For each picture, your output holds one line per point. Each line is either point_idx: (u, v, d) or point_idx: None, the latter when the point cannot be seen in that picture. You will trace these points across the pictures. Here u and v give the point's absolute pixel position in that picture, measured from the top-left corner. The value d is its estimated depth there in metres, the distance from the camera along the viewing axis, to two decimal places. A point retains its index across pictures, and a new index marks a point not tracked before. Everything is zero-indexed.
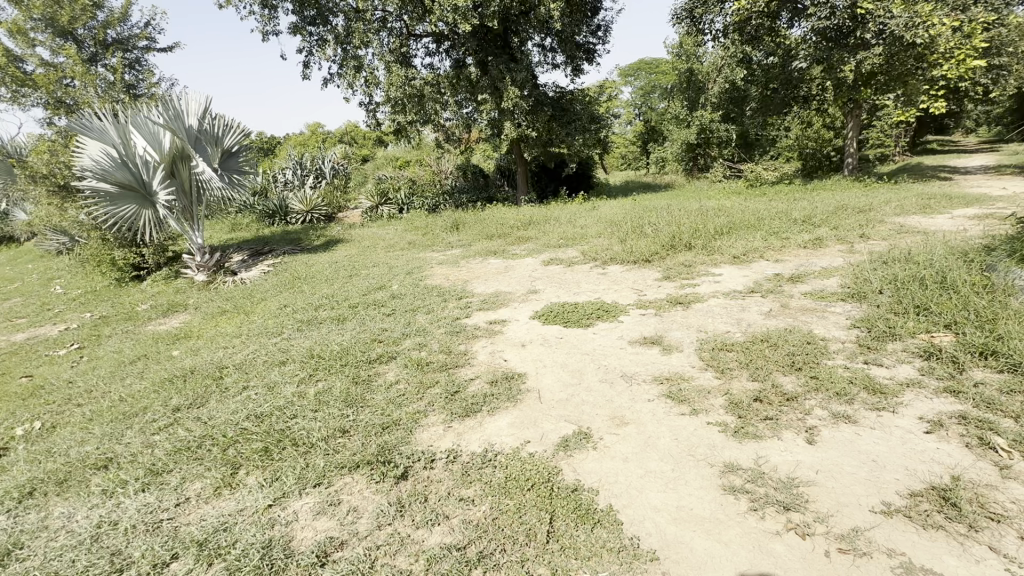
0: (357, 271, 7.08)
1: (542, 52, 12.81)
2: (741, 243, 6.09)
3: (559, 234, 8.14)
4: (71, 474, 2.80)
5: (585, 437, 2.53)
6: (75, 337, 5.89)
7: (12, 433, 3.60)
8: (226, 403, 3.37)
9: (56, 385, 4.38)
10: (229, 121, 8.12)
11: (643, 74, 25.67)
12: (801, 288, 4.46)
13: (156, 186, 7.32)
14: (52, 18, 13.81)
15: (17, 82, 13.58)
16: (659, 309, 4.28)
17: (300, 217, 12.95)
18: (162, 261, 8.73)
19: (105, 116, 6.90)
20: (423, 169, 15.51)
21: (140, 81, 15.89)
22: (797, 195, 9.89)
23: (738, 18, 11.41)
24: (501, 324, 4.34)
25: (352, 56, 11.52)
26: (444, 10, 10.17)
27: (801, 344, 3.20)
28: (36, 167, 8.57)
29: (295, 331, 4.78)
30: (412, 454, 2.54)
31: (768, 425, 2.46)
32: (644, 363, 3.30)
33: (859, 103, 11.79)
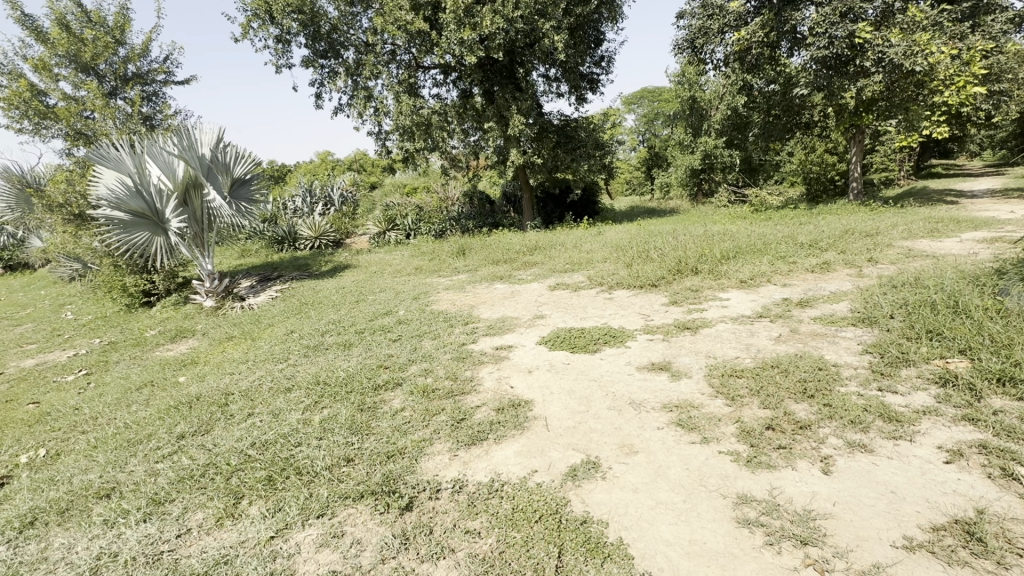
0: (364, 297, 7.12)
1: (547, 81, 13.13)
2: (748, 267, 6.08)
3: (564, 259, 8.16)
4: (73, 504, 2.77)
5: (593, 466, 2.48)
6: (83, 363, 5.93)
7: (16, 461, 3.59)
8: (231, 430, 3.35)
9: (62, 412, 4.38)
10: (241, 151, 8.31)
11: (646, 101, 26.12)
12: (810, 312, 4.42)
13: (168, 214, 7.49)
14: (75, 54, 14.40)
15: (38, 115, 14.02)
16: (667, 334, 4.24)
17: (308, 243, 13.13)
18: (172, 287, 8.84)
19: (122, 147, 7.13)
20: (430, 196, 15.72)
21: (157, 113, 16.37)
22: (803, 219, 9.91)
23: (738, 48, 11.63)
24: (507, 350, 4.32)
25: (362, 87, 11.85)
26: (451, 43, 10.52)
27: (813, 370, 3.15)
28: (53, 196, 8.77)
29: (302, 357, 4.77)
30: (417, 483, 2.49)
31: (782, 454, 2.40)
32: (653, 390, 3.25)
33: (861, 129, 11.91)
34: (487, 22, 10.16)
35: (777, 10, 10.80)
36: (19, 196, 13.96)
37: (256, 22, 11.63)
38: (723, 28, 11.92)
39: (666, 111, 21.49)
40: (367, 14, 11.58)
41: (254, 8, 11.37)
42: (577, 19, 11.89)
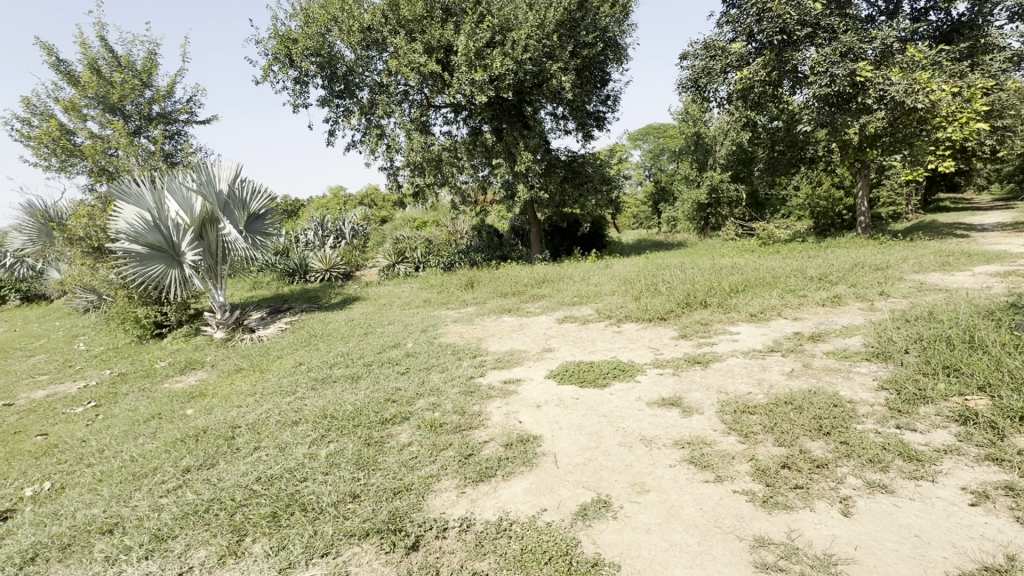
0: (372, 329, 7.14)
1: (554, 119, 13.49)
2: (758, 300, 6.06)
3: (573, 292, 8.19)
4: (75, 539, 2.74)
5: (604, 505, 2.42)
6: (92, 395, 5.95)
7: (21, 494, 3.57)
8: (236, 464, 3.33)
9: (69, 444, 4.38)
10: (257, 187, 8.54)
11: (652, 137, 26.61)
12: (823, 347, 4.36)
13: (184, 247, 7.65)
14: (104, 96, 15.16)
15: (66, 152, 14.61)
16: (677, 369, 4.19)
17: (319, 275, 13.30)
18: (183, 318, 8.95)
19: (143, 183, 7.40)
20: (440, 230, 15.95)
21: (179, 151, 16.97)
22: (812, 253, 9.90)
23: (741, 86, 11.90)
24: (516, 384, 4.28)
25: (376, 125, 12.25)
26: (462, 83, 10.89)
27: (828, 407, 3.08)
28: (74, 230, 9.00)
29: (309, 390, 4.76)
30: (424, 521, 2.44)
31: (799, 494, 2.33)
32: (664, 426, 3.19)
33: (866, 164, 12.07)
34: (497, 64, 10.56)
35: (778, 50, 11.12)
36: (42, 230, 14.45)
37: (276, 65, 12.19)
38: (726, 68, 12.24)
39: (671, 146, 21.85)
40: (381, 57, 12.08)
41: (275, 52, 11.94)
42: (584, 61, 12.32)
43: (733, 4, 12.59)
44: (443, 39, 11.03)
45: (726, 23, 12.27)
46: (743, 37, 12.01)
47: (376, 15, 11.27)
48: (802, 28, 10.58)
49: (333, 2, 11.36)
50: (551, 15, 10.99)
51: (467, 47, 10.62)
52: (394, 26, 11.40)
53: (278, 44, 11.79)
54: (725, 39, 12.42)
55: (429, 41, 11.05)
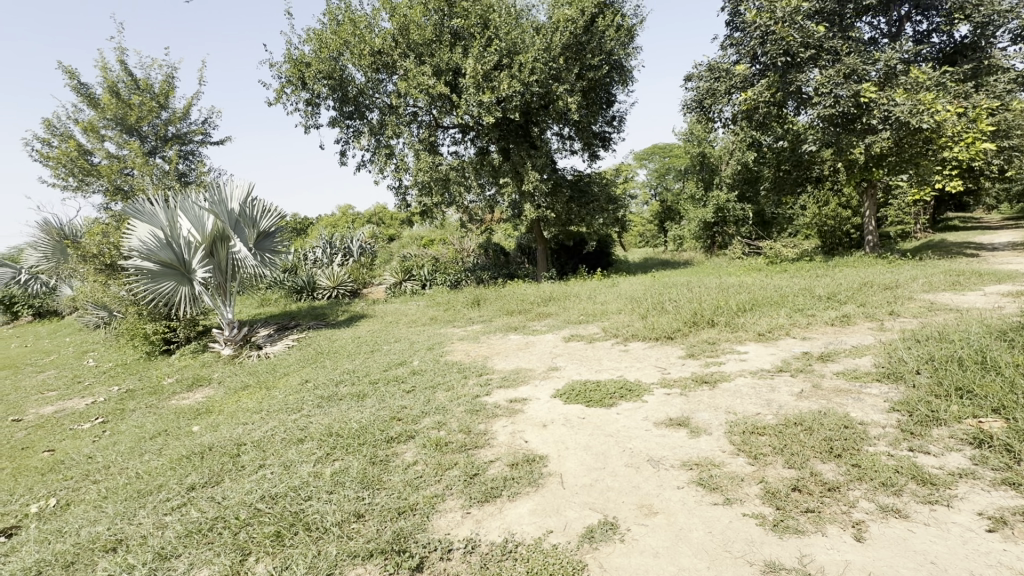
0: (378, 347, 7.15)
1: (561, 139, 13.67)
2: (765, 319, 6.02)
3: (579, 310, 8.19)
4: (79, 557, 2.73)
5: (611, 527, 2.38)
6: (100, 411, 5.97)
7: (26, 511, 3.58)
8: (241, 482, 3.32)
9: (75, 461, 4.38)
10: (267, 206, 8.68)
11: (658, 157, 26.81)
12: (832, 367, 4.31)
13: (195, 264, 7.76)
14: (122, 117, 15.57)
15: (83, 172, 14.95)
16: (684, 389, 4.15)
17: (326, 293, 13.40)
18: (192, 335, 9.03)
19: (157, 202, 7.56)
20: (446, 248, 16.05)
21: (192, 171, 17.31)
22: (820, 271, 9.85)
23: (746, 107, 11.99)
24: (522, 403, 4.25)
25: (385, 145, 12.46)
26: (470, 104, 11.09)
27: (839, 428, 3.03)
28: (87, 247, 9.15)
29: (315, 408, 4.76)
30: (429, 542, 2.41)
31: (811, 518, 2.29)
32: (671, 446, 3.15)
33: (873, 184, 12.10)
34: (504, 86, 10.77)
35: (781, 72, 11.25)
36: (57, 247, 14.71)
37: (289, 87, 12.50)
38: (730, 89, 12.39)
39: (676, 166, 22.00)
40: (391, 79, 12.35)
41: (288, 75, 12.26)
42: (590, 83, 12.54)
43: (736, 27, 12.80)
44: (452, 62, 11.28)
45: (730, 46, 12.48)
46: (746, 59, 12.18)
47: (387, 39, 11.60)
48: (806, 50, 10.70)
49: (345, 28, 11.68)
50: (557, 39, 11.25)
51: (475, 69, 10.85)
52: (404, 49, 11.69)
53: (291, 67, 12.11)
54: (729, 62, 12.61)
55: (438, 64, 11.30)
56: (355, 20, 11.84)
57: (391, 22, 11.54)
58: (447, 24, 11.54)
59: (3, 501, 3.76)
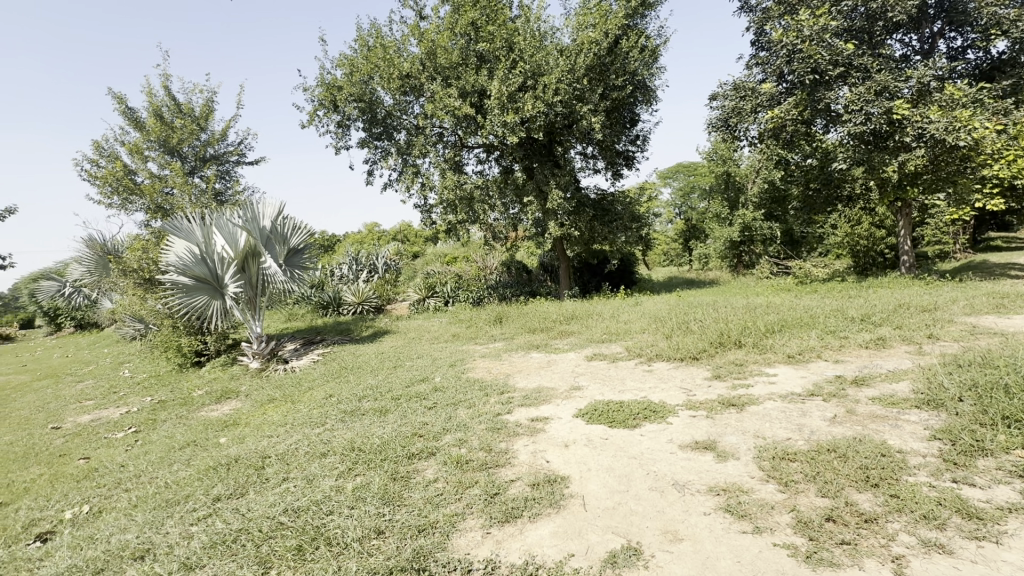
0: (401, 363, 7.21)
1: (584, 158, 13.75)
2: (795, 341, 5.85)
3: (602, 329, 8.11)
4: (108, 564, 2.80)
5: (635, 553, 2.31)
6: (133, 421, 6.15)
7: (61, 516, 3.70)
8: (265, 494, 3.36)
9: (109, 468, 4.53)
10: (298, 223, 8.94)
11: (682, 175, 26.64)
12: (867, 392, 4.14)
13: (227, 279, 8.04)
14: (165, 139, 16.39)
15: (127, 191, 15.73)
16: (710, 411, 4.05)
17: (352, 308, 13.64)
18: (222, 348, 9.28)
19: (194, 220, 7.92)
20: (469, 266, 16.16)
21: (228, 189, 18.01)
22: (852, 292, 9.54)
23: (772, 125, 11.79)
24: (543, 422, 4.21)
25: (411, 164, 12.74)
26: (494, 125, 11.28)
27: (876, 456, 2.90)
28: (128, 262, 9.57)
29: (339, 422, 4.81)
30: (448, 561, 2.39)
31: (846, 551, 2.18)
32: (697, 471, 3.07)
33: (907, 202, 11.75)
34: (529, 106, 10.95)
35: (809, 90, 11.12)
36: (100, 261, 15.43)
37: (322, 110, 12.97)
38: (756, 108, 12.26)
39: (701, 184, 21.80)
40: (418, 101, 12.71)
41: (321, 98, 12.73)
42: (614, 102, 12.62)
43: (762, 46, 12.78)
44: (477, 84, 11.54)
45: (755, 65, 12.46)
46: (772, 78, 12.12)
47: (415, 63, 12.01)
48: (835, 67, 10.57)
49: (376, 53, 12.11)
50: (581, 60, 11.42)
51: (500, 91, 11.07)
52: (431, 73, 12.04)
53: (324, 91, 12.59)
54: (755, 81, 12.56)
55: (464, 86, 11.59)
56: (385, 45, 12.29)
57: (419, 47, 11.93)
58: (473, 48, 11.84)
59: (41, 505, 3.91)
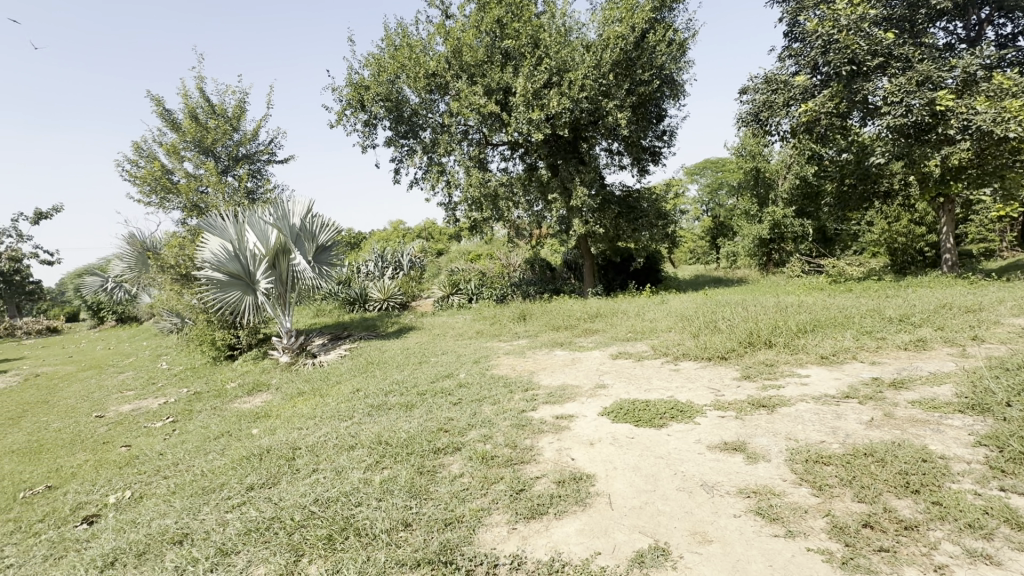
0: (426, 359, 7.29)
1: (609, 155, 13.61)
2: (829, 342, 5.67)
3: (626, 327, 8.03)
4: (150, 547, 2.93)
5: (663, 553, 2.29)
6: (170, 411, 6.39)
7: (105, 501, 3.88)
8: (296, 485, 3.45)
9: (148, 456, 4.72)
10: (326, 221, 9.13)
11: (710, 172, 26.12)
12: (906, 395, 3.99)
13: (259, 275, 8.28)
14: (200, 140, 16.94)
15: (164, 189, 16.32)
16: (740, 412, 3.96)
17: (377, 305, 13.85)
18: (253, 342, 9.54)
19: (228, 218, 8.18)
20: (493, 263, 16.20)
21: (259, 188, 18.49)
22: (890, 292, 9.19)
23: (806, 119, 11.43)
24: (568, 420, 4.20)
25: (436, 162, 12.84)
26: (520, 122, 11.27)
27: (916, 462, 2.79)
28: (166, 259, 9.93)
29: (366, 416, 4.90)
30: (475, 556, 2.41)
31: (884, 558, 2.10)
32: (727, 472, 3.01)
33: (950, 198, 11.25)
34: (554, 103, 10.89)
35: (846, 81, 10.74)
36: (139, 258, 16.03)
37: (350, 109, 13.19)
38: (789, 101, 11.89)
39: (729, 181, 21.31)
40: (444, 99, 12.79)
41: (349, 98, 12.94)
42: (640, 98, 12.45)
43: (796, 37, 12.39)
44: (503, 82, 11.55)
45: (788, 57, 12.10)
46: (806, 70, 11.74)
47: (441, 62, 12.07)
48: (873, 58, 10.17)
49: (402, 52, 12.23)
50: (607, 56, 11.29)
51: (525, 88, 11.05)
52: (457, 71, 12.09)
53: (351, 91, 12.80)
54: (787, 73, 12.20)
55: (489, 84, 11.62)
56: (411, 45, 12.40)
57: (445, 45, 11.99)
58: (499, 45, 11.84)
59: (87, 490, 4.11)
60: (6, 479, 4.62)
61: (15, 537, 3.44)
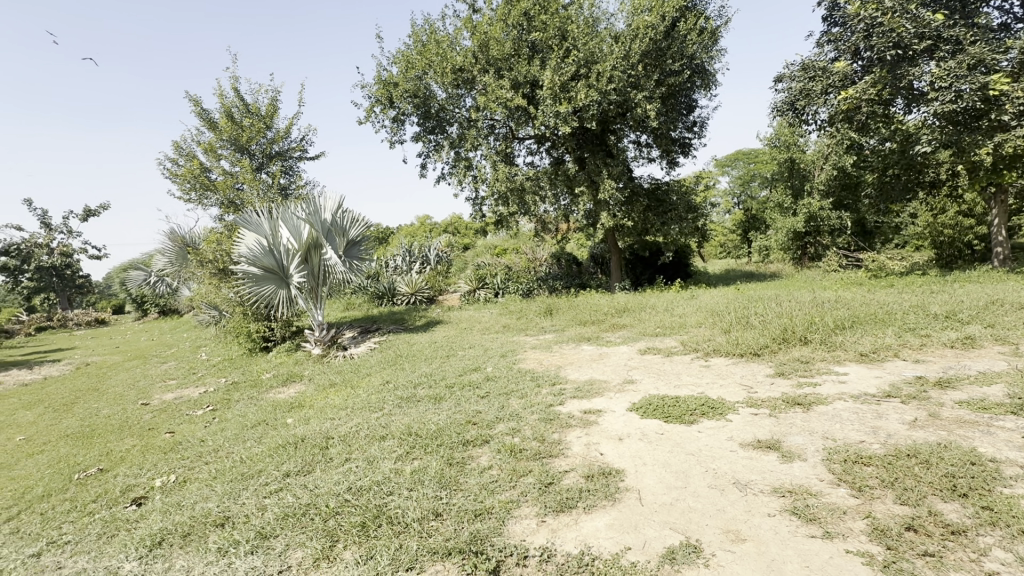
0: (453, 352, 7.36)
1: (638, 147, 13.39)
2: (869, 339, 5.46)
3: (655, 323, 7.91)
4: (194, 529, 3.07)
5: (695, 550, 2.26)
6: (210, 400, 6.67)
7: (152, 484, 4.08)
8: (330, 473, 3.55)
9: (191, 442, 4.94)
10: (356, 216, 9.30)
11: (742, 163, 25.40)
12: (953, 395, 3.82)
13: (292, 270, 8.50)
14: (236, 138, 17.45)
15: (203, 187, 16.90)
16: (773, 410, 3.87)
17: (405, 299, 14.04)
18: (287, 334, 9.82)
19: (262, 214, 8.41)
20: (519, 257, 16.18)
21: (292, 184, 18.97)
22: (935, 287, 8.77)
23: (845, 107, 10.98)
24: (596, 415, 4.18)
25: (463, 157, 12.89)
26: (547, 116, 11.19)
27: (964, 464, 2.67)
28: (205, 254, 10.30)
29: (395, 408, 5.00)
30: (505, 546, 2.44)
31: (929, 562, 2.02)
32: (760, 470, 2.95)
33: (1002, 187, 10.67)
34: (582, 95, 10.77)
35: (890, 67, 10.24)
36: (179, 253, 16.66)
37: (378, 107, 13.37)
38: (827, 89, 11.42)
39: (763, 173, 20.66)
40: (470, 94, 12.81)
41: (377, 95, 13.11)
42: (669, 88, 12.20)
43: (835, 22, 11.88)
44: (530, 75, 11.49)
45: (827, 43, 11.62)
46: (847, 56, 11.27)
47: (467, 56, 12.05)
48: (920, 41, 9.67)
49: (429, 48, 12.29)
50: (636, 46, 11.08)
51: (552, 81, 10.94)
52: (483, 65, 12.06)
53: (380, 88, 12.96)
54: (826, 60, 11.72)
55: (516, 77, 11.56)
56: (438, 40, 12.44)
57: (471, 40, 11.97)
58: (526, 38, 11.77)
59: (135, 473, 4.33)
60: (62, 461, 4.91)
61: (71, 515, 3.65)
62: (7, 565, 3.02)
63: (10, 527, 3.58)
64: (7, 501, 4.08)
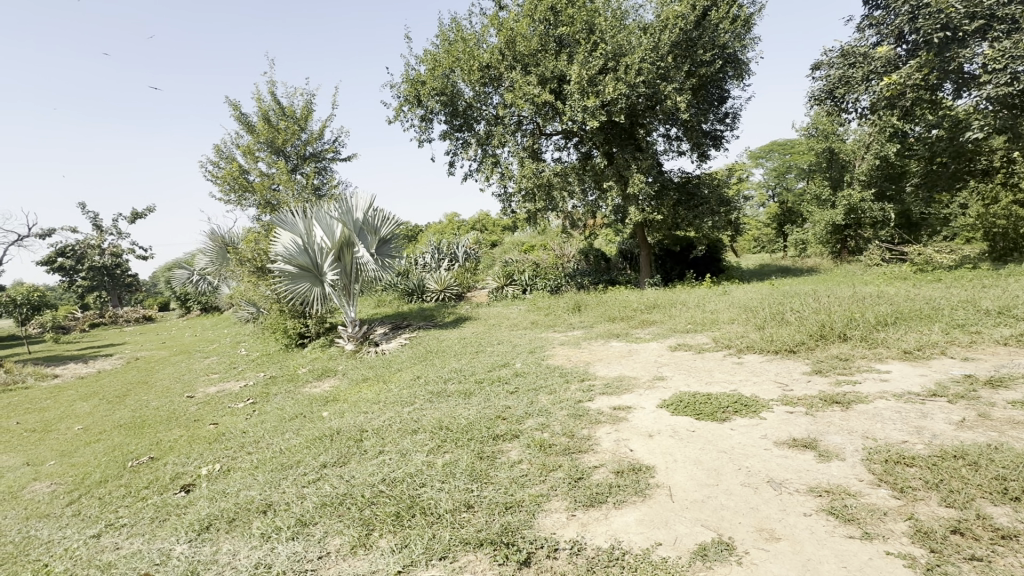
0: (482, 348, 7.45)
1: (667, 141, 13.17)
2: (914, 335, 5.24)
3: (686, 319, 7.79)
4: (239, 515, 3.22)
5: (727, 548, 2.24)
6: (250, 394, 6.95)
7: (198, 472, 4.30)
8: (364, 465, 3.66)
9: (233, 434, 5.17)
10: (387, 214, 9.47)
11: (777, 154, 24.61)
12: (1006, 395, 3.63)
13: (326, 268, 8.74)
14: (272, 140, 18.02)
15: (241, 188, 17.50)
16: (810, 408, 3.77)
17: (434, 295, 14.23)
18: (321, 330, 10.11)
19: (297, 213, 8.65)
20: (547, 254, 16.16)
21: (325, 184, 19.46)
22: (987, 281, 8.31)
23: (889, 93, 10.50)
24: (625, 411, 4.17)
25: (490, 154, 12.95)
26: (574, 111, 11.09)
27: (1016, 466, 2.54)
28: (244, 253, 10.70)
29: (426, 402, 5.10)
30: (535, 539, 2.47)
31: (976, 567, 1.94)
32: (796, 469, 2.89)
33: None
34: (610, 89, 10.62)
35: (937, 50, 9.74)
36: (219, 252, 17.32)
37: (407, 106, 13.56)
38: (869, 75, 10.96)
39: (800, 164, 19.94)
40: (497, 92, 12.81)
41: (406, 94, 13.31)
42: (700, 79, 11.97)
43: (877, 5, 11.34)
44: (557, 70, 11.44)
45: (869, 27, 11.14)
46: (890, 40, 10.80)
47: (494, 53, 12.04)
48: (971, 21, 9.12)
49: (456, 47, 12.37)
50: (665, 37, 10.88)
51: (580, 75, 10.86)
52: (511, 62, 12.03)
53: (409, 87, 13.15)
54: (867, 45, 11.24)
55: (544, 73, 11.51)
56: (465, 39, 12.51)
57: (498, 37, 11.97)
58: (553, 33, 11.69)
59: (183, 462, 4.56)
60: (116, 449, 5.23)
61: (126, 500, 3.89)
62: (70, 545, 3.24)
63: (73, 510, 3.84)
64: (69, 486, 4.37)
